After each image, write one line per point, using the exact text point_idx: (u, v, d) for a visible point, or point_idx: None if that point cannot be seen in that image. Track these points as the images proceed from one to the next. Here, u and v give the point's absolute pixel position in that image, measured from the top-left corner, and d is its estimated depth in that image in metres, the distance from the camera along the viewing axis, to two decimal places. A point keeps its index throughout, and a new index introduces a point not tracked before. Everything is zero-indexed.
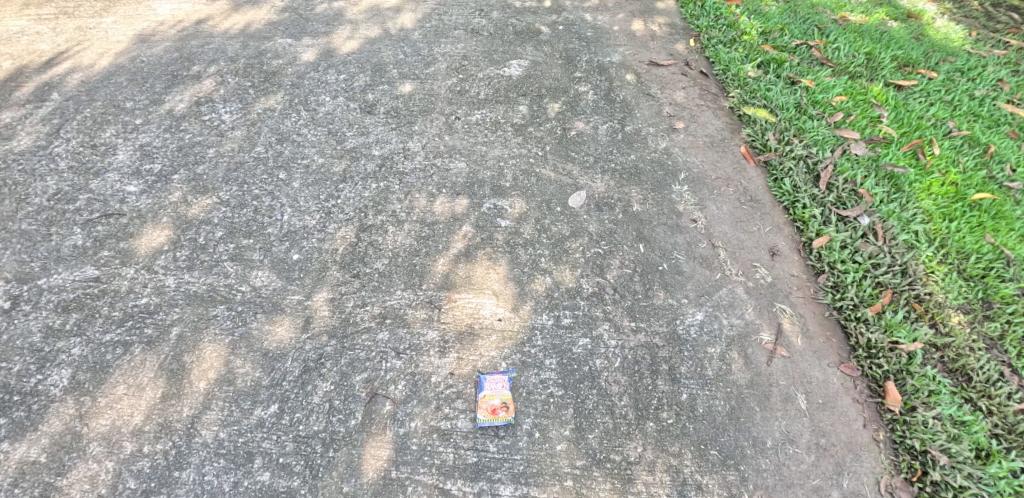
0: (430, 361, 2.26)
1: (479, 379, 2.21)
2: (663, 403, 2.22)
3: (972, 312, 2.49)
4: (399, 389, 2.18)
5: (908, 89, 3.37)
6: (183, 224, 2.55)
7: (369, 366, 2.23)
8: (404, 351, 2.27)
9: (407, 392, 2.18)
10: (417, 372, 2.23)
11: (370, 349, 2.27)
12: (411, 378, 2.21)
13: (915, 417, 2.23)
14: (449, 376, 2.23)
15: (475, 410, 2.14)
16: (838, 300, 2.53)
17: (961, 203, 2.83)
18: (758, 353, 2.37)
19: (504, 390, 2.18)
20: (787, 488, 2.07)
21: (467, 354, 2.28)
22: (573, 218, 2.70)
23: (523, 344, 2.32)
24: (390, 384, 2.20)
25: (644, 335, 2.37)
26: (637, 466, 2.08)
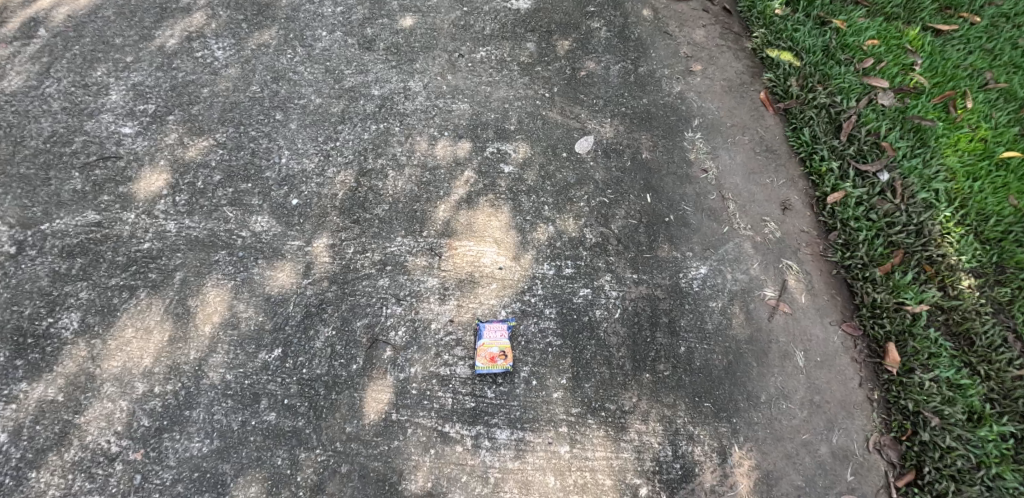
0: (430, 308, 2.27)
1: (477, 325, 2.23)
2: (660, 355, 2.27)
3: (983, 276, 2.42)
4: (400, 334, 2.22)
5: (947, 34, 3.10)
6: (180, 168, 2.51)
7: (369, 312, 2.25)
8: (404, 298, 2.28)
9: (407, 339, 2.21)
10: (417, 318, 2.25)
11: (371, 295, 2.28)
12: (411, 325, 2.24)
13: (912, 379, 2.24)
14: (449, 322, 2.25)
15: (474, 358, 2.17)
16: (847, 258, 2.49)
17: (987, 161, 2.68)
18: (760, 308, 2.39)
19: (503, 339, 2.19)
20: (776, 441, 2.18)
21: (467, 302, 2.29)
22: (579, 164, 2.60)
23: (523, 293, 2.31)
24: (390, 330, 2.23)
25: (646, 287, 2.36)
26: (632, 415, 2.17)
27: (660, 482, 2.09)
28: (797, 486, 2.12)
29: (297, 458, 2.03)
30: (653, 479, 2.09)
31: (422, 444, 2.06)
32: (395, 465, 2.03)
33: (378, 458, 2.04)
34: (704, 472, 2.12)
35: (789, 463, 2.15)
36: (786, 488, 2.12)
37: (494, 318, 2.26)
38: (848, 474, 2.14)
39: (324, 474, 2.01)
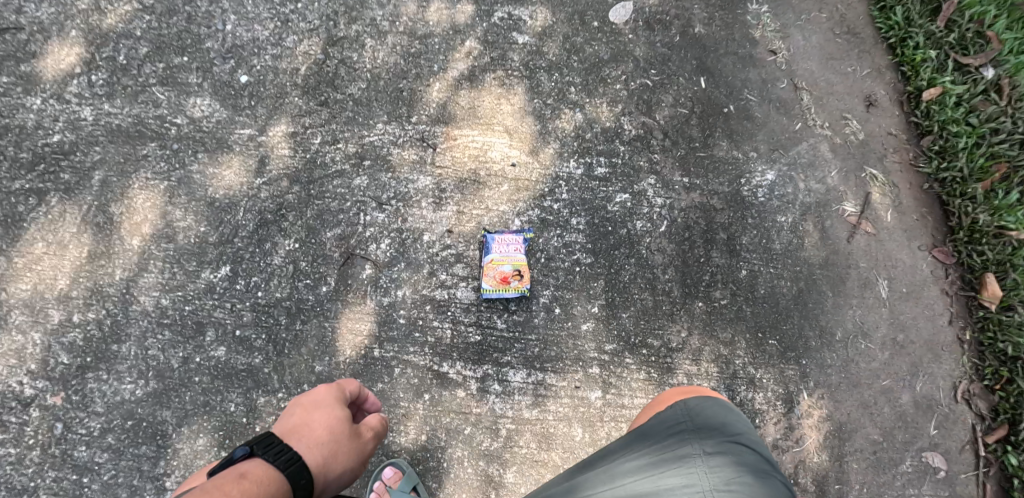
0: (421, 215, 1.73)
1: (484, 238, 1.71)
2: (716, 280, 1.81)
3: None
4: (382, 248, 1.70)
5: None
6: (97, 40, 1.89)
7: (343, 220, 1.71)
8: (387, 202, 1.73)
9: (392, 254, 1.70)
10: (404, 229, 1.72)
11: (344, 198, 1.73)
12: (398, 236, 1.71)
13: (1012, 319, 1.89)
14: (446, 234, 1.73)
15: (480, 277, 1.69)
16: (941, 170, 2.00)
17: None
18: (839, 227, 2.00)
19: (518, 255, 1.69)
20: (852, 387, 1.91)
21: (470, 208, 1.75)
22: (615, 38, 1.94)
23: (543, 197, 1.78)
24: (370, 242, 1.70)
25: (700, 195, 1.85)
26: (679, 353, 1.73)
27: None
28: (873, 441, 1.89)
29: (255, 404, 1.61)
30: None
31: (414, 389, 1.63)
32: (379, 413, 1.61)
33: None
34: (766, 423, 1.83)
35: (866, 414, 1.90)
36: (860, 443, 1.88)
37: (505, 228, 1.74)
38: (931, 427, 1.90)
39: None
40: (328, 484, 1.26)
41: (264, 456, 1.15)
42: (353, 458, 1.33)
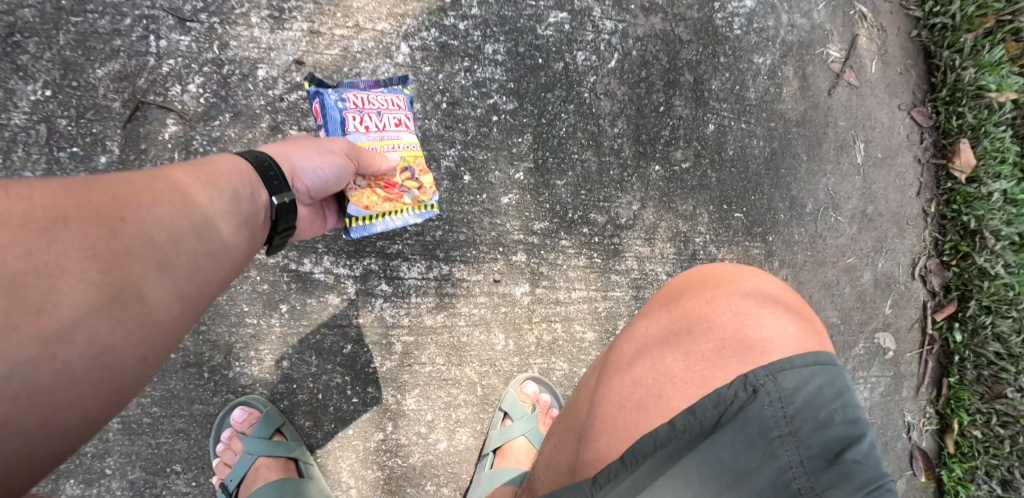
0: (250, 37, 1.13)
1: (319, 102, 1.03)
2: (678, 136, 1.38)
3: None
4: (190, 93, 1.11)
5: None
6: None
7: (117, 46, 1.10)
8: (192, 17, 1.11)
9: (211, 99, 1.12)
10: (226, 60, 1.12)
11: (111, 7, 1.09)
12: (215, 69, 1.12)
13: (979, 190, 1.60)
14: (293, 68, 1.14)
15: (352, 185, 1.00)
16: (930, 16, 1.65)
17: None
18: (821, 76, 1.59)
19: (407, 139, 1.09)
20: (816, 266, 1.62)
21: (326, 25, 1.16)
22: None
23: (438, 11, 1.20)
24: (173, 83, 1.11)
25: (661, 21, 1.36)
26: (630, 231, 1.34)
27: None
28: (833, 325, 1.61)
29: None
30: None
31: (264, 301, 1.14)
32: (215, 338, 1.12)
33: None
34: None
35: (826, 295, 1.63)
36: None
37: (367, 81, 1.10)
38: (887, 306, 1.67)
39: None
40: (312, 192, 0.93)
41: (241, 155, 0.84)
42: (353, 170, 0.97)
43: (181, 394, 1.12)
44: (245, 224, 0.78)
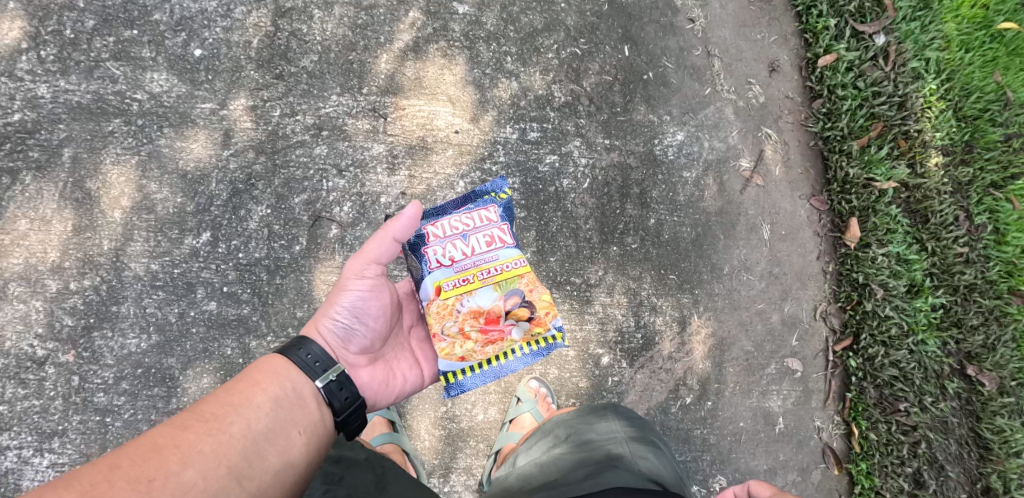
0: (377, 180, 2.01)
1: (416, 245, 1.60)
2: (629, 227, 2.16)
3: (951, 155, 2.25)
4: (343, 212, 1.98)
5: None
6: (39, 12, 1.93)
7: (308, 186, 1.97)
8: (346, 169, 2.00)
9: (354, 216, 1.99)
10: (364, 193, 2.00)
11: (307, 166, 1.98)
12: (358, 199, 1.99)
13: (866, 253, 2.23)
14: (400, 197, 2.01)
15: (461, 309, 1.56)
16: (827, 129, 2.25)
17: (984, 31, 2.27)
18: (734, 181, 2.22)
19: (501, 257, 1.61)
20: (733, 310, 2.22)
21: (420, 172, 2.03)
22: (547, 6, 2.15)
23: (484, 160, 2.06)
24: (334, 206, 1.98)
25: (619, 155, 2.16)
26: (597, 288, 2.13)
27: (622, 351, 2.14)
28: (747, 351, 2.22)
29: (250, 348, 1.91)
30: (614, 348, 2.14)
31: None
32: None
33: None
34: (663, 341, 2.17)
35: (742, 330, 2.22)
36: (736, 353, 2.22)
37: (459, 211, 1.66)
38: (793, 339, 2.25)
39: None
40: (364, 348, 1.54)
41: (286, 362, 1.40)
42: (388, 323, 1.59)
43: None
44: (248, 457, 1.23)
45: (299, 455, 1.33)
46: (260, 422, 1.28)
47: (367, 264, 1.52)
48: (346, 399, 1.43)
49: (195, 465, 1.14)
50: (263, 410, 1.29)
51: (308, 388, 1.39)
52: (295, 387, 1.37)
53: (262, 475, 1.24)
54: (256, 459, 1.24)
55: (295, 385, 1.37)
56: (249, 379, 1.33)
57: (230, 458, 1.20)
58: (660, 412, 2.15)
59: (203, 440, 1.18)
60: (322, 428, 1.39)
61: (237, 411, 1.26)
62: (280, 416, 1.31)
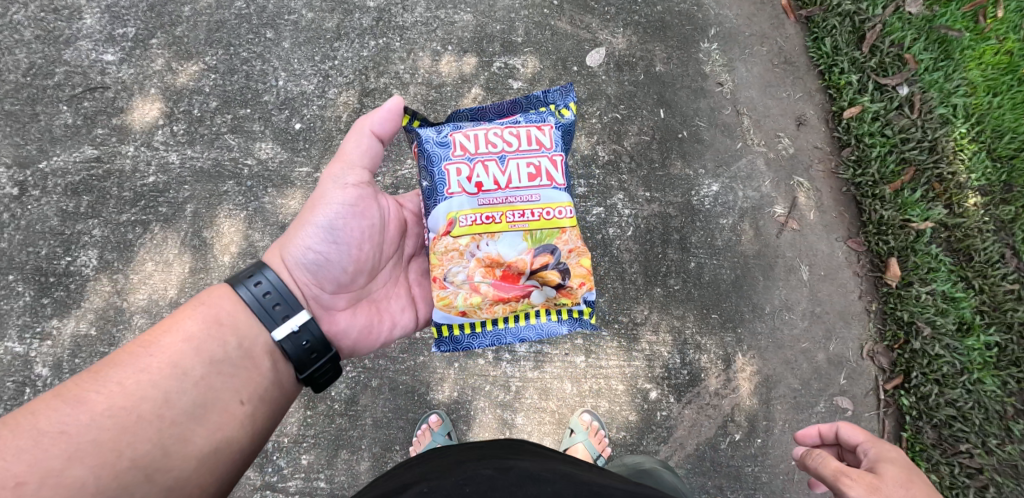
0: None
1: (443, 151, 1.61)
2: (671, 270, 2.33)
3: (989, 195, 2.28)
4: None
5: None
6: (173, 95, 2.28)
7: None
8: None
9: None
10: None
11: None
12: None
13: (909, 292, 2.24)
14: None
15: (481, 242, 1.59)
16: (857, 175, 2.34)
17: (1011, 76, 2.33)
18: (770, 226, 2.35)
19: (536, 203, 1.61)
20: (778, 349, 2.29)
21: None
22: (590, 79, 2.42)
23: None
24: None
25: (659, 206, 2.36)
26: (643, 326, 2.30)
27: (670, 386, 2.27)
28: (794, 389, 2.26)
29: None
30: (662, 383, 2.27)
31: (447, 359, 2.27)
32: (423, 378, 2.25)
33: (405, 373, 2.25)
34: (709, 377, 2.27)
35: (788, 369, 2.28)
36: (784, 390, 2.27)
37: (504, 128, 1.65)
38: (842, 378, 2.26)
39: (357, 389, 2.23)
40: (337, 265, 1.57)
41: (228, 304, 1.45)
42: (367, 245, 1.62)
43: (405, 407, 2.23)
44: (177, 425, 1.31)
45: (234, 431, 1.38)
46: (183, 396, 1.33)
47: (348, 170, 1.58)
48: (308, 342, 1.48)
49: (92, 458, 1.21)
50: (189, 380, 1.35)
51: (263, 339, 1.45)
52: (236, 346, 1.41)
53: (182, 457, 1.30)
54: (177, 439, 1.30)
55: (237, 343, 1.42)
56: (179, 337, 1.37)
57: (139, 442, 1.26)
58: (710, 448, 2.23)
59: (106, 423, 1.24)
60: (262, 382, 1.44)
61: (155, 385, 1.31)
62: (207, 386, 1.36)
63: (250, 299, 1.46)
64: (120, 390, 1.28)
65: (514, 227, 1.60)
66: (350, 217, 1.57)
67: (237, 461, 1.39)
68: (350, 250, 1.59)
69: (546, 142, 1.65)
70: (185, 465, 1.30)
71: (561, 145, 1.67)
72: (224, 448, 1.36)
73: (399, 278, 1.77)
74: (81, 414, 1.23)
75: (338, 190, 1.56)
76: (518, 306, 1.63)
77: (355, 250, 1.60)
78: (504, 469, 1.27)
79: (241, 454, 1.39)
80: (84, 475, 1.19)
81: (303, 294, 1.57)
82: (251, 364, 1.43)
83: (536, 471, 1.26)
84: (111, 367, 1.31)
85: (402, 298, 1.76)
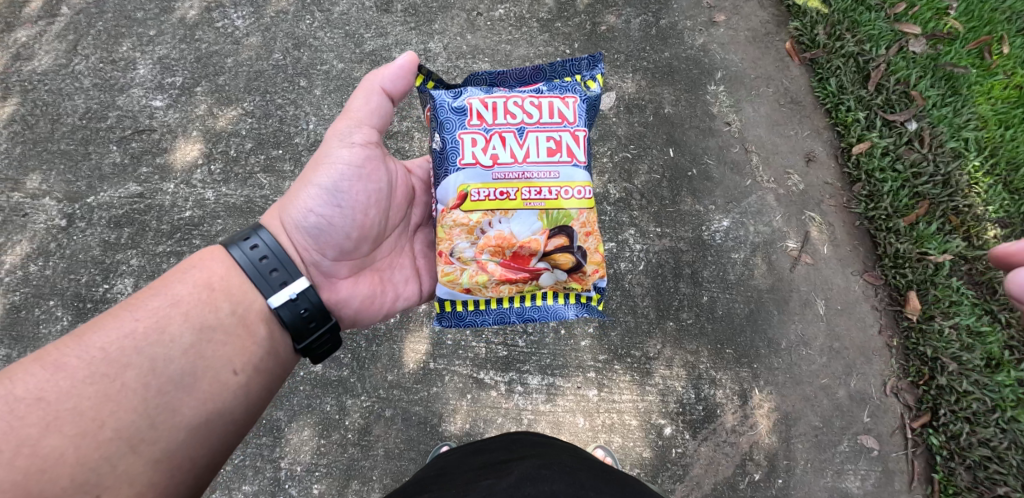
0: None
1: (459, 119, 1.64)
2: (684, 304, 2.31)
3: (1011, 226, 2.27)
4: None
5: None
6: (213, 138, 2.46)
7: None
8: None
9: None
10: None
11: None
12: None
13: (932, 326, 2.20)
14: None
15: (496, 217, 1.63)
16: (870, 209, 2.35)
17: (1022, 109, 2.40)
18: (783, 259, 2.35)
19: (554, 181, 1.64)
20: (796, 385, 2.24)
21: None
22: (601, 120, 2.50)
23: None
24: None
25: (670, 240, 2.37)
26: (656, 360, 2.25)
27: (684, 422, 2.20)
28: (815, 427, 2.20)
29: (345, 404, 2.25)
30: (676, 419, 2.20)
31: (459, 390, 2.26)
32: (436, 409, 2.25)
33: (419, 403, 2.25)
34: (725, 413, 2.21)
35: (807, 405, 2.22)
36: (804, 428, 2.20)
37: (527, 99, 1.67)
38: (865, 415, 2.20)
39: (370, 418, 2.24)
40: (342, 229, 1.62)
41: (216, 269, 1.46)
42: (372, 210, 1.68)
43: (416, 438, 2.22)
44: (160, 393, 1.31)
45: (223, 401, 1.38)
46: (170, 364, 1.34)
47: (356, 128, 1.63)
48: (307, 310, 1.51)
49: (70, 428, 1.21)
50: (177, 348, 1.36)
51: (259, 304, 1.48)
52: (229, 312, 1.43)
53: (169, 428, 1.30)
54: (164, 409, 1.31)
55: (230, 308, 1.44)
56: (167, 302, 1.39)
57: (122, 413, 1.26)
58: (729, 488, 2.16)
59: (86, 391, 1.25)
60: (256, 351, 1.45)
61: (140, 352, 1.32)
62: (196, 354, 1.37)
63: (243, 259, 1.49)
64: (103, 355, 1.29)
65: (530, 204, 1.63)
66: (354, 179, 1.61)
67: (230, 432, 1.40)
68: (353, 214, 1.63)
69: (570, 116, 1.67)
70: (172, 436, 1.30)
71: (584, 120, 1.69)
72: (215, 419, 1.37)
73: (397, 248, 1.82)
74: (60, 381, 1.25)
75: (344, 149, 1.61)
76: (526, 287, 1.68)
77: (358, 215, 1.64)
78: (502, 474, 1.35)
79: (234, 425, 1.40)
80: (61, 446, 1.20)
81: (305, 258, 1.61)
82: (243, 331, 1.44)
83: (532, 470, 1.34)
84: (93, 333, 1.32)
85: (403, 269, 1.82)
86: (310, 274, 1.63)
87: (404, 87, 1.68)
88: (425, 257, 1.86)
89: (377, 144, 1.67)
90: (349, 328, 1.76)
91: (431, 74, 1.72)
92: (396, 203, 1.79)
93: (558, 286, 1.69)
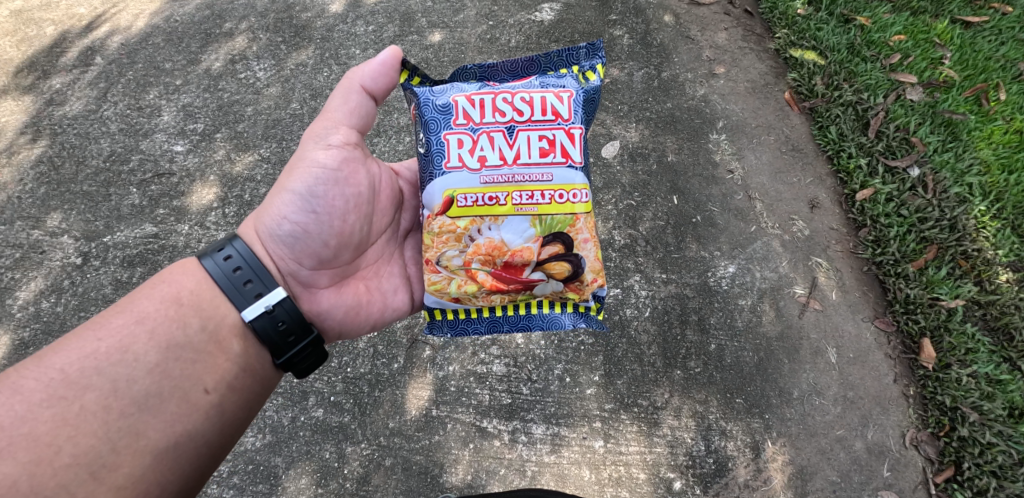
0: None
1: (443, 118, 1.66)
2: (691, 352, 2.25)
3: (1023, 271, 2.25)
4: None
5: (977, 26, 2.76)
6: (228, 182, 2.54)
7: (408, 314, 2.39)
8: None
9: (445, 340, 2.35)
10: None
11: None
12: None
13: (949, 374, 2.14)
14: None
15: (485, 223, 1.66)
16: (878, 254, 2.34)
17: None
18: (791, 305, 2.31)
19: (547, 184, 1.66)
20: (810, 437, 2.13)
21: None
22: (605, 169, 2.55)
23: None
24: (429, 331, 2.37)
25: (675, 287, 2.35)
26: (664, 411, 2.17)
27: (694, 476, 2.10)
28: (833, 482, 2.09)
29: (344, 451, 2.19)
30: (686, 473, 2.10)
31: (462, 439, 2.19)
32: (436, 458, 2.17)
33: (420, 452, 2.18)
34: (737, 467, 2.11)
35: (824, 459, 2.11)
36: (821, 483, 2.09)
37: (519, 94, 1.68)
38: (885, 469, 2.09)
39: (369, 467, 2.17)
40: (319, 234, 1.64)
41: (188, 282, 1.48)
42: (352, 216, 1.69)
43: (415, 487, 2.14)
44: (125, 416, 1.30)
45: (192, 423, 1.37)
46: (134, 384, 1.33)
47: (334, 131, 1.69)
48: (285, 324, 1.51)
49: (24, 454, 1.19)
50: (142, 367, 1.35)
51: (233, 317, 1.49)
52: (200, 329, 1.44)
53: (134, 453, 1.29)
54: (128, 433, 1.29)
55: (200, 324, 1.44)
56: (131, 320, 1.39)
57: (81, 437, 1.25)
58: None
59: (43, 415, 1.24)
60: (228, 370, 1.45)
61: (102, 372, 1.31)
62: (162, 373, 1.37)
63: (217, 273, 1.51)
64: (62, 378, 1.28)
65: (523, 209, 1.66)
66: (330, 184, 1.64)
67: (201, 456, 1.39)
68: (330, 221, 1.65)
69: (565, 113, 1.67)
70: (137, 461, 1.29)
71: (579, 116, 1.69)
72: (186, 442, 1.36)
73: (383, 255, 1.84)
74: (16, 404, 1.23)
75: (320, 153, 1.65)
76: (518, 297, 1.71)
77: (335, 221, 1.66)
78: None
79: (206, 448, 1.39)
80: (13, 473, 1.17)
81: (282, 269, 1.64)
82: (215, 348, 1.44)
83: None
84: (53, 354, 1.31)
85: (390, 277, 1.84)
86: (287, 284, 1.65)
87: (386, 83, 1.74)
88: (413, 264, 1.87)
89: (356, 144, 1.71)
90: (336, 340, 1.77)
91: (416, 70, 1.78)
92: (381, 208, 1.81)
93: (554, 296, 1.73)
